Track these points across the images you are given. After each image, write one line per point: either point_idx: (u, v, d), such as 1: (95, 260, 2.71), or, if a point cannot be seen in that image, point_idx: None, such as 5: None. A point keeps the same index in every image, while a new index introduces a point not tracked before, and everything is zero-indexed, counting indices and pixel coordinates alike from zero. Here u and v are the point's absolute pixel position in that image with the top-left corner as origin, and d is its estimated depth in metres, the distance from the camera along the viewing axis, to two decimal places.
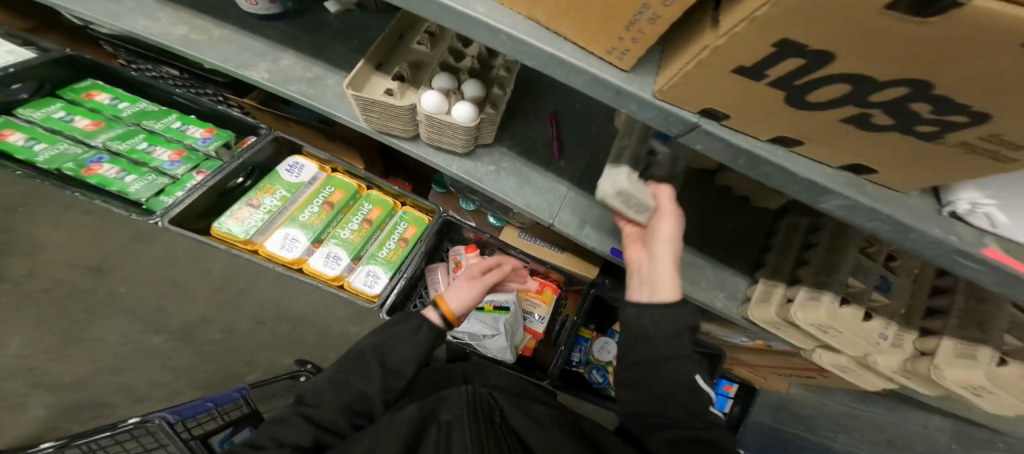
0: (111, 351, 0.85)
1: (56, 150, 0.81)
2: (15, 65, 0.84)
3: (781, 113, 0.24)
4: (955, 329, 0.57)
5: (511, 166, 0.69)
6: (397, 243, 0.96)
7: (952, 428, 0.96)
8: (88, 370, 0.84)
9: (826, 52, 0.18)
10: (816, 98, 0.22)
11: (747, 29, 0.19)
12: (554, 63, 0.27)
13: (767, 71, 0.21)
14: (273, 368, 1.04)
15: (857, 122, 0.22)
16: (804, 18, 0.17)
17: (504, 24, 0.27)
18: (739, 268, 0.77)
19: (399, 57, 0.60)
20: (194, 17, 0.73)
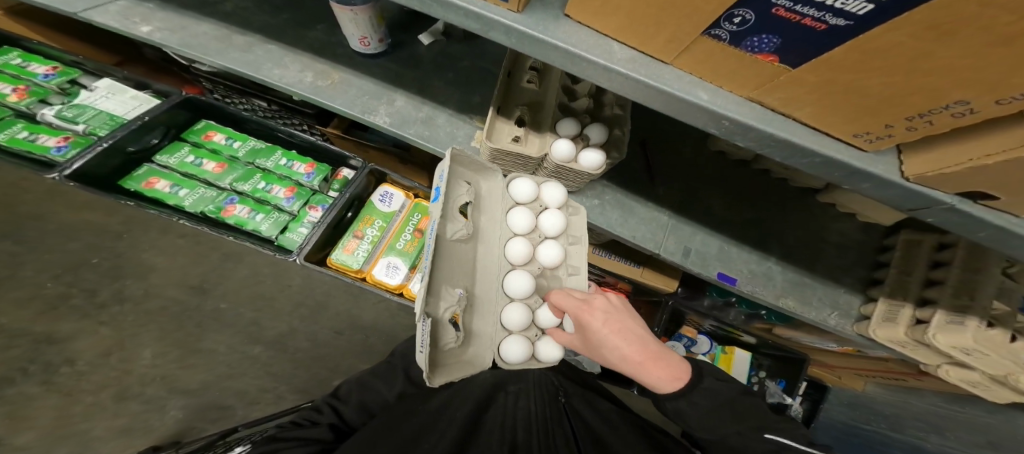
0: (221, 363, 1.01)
1: (197, 196, 0.85)
2: (147, 115, 0.84)
3: None
4: None
5: (614, 198, 0.70)
6: (413, 234, 0.95)
7: None
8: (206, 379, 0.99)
9: None
10: None
11: None
12: (778, 145, 0.29)
13: None
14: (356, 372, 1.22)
15: None
16: None
17: (729, 111, 0.29)
18: (850, 284, 0.69)
19: (516, 98, 0.63)
20: (315, 60, 0.71)
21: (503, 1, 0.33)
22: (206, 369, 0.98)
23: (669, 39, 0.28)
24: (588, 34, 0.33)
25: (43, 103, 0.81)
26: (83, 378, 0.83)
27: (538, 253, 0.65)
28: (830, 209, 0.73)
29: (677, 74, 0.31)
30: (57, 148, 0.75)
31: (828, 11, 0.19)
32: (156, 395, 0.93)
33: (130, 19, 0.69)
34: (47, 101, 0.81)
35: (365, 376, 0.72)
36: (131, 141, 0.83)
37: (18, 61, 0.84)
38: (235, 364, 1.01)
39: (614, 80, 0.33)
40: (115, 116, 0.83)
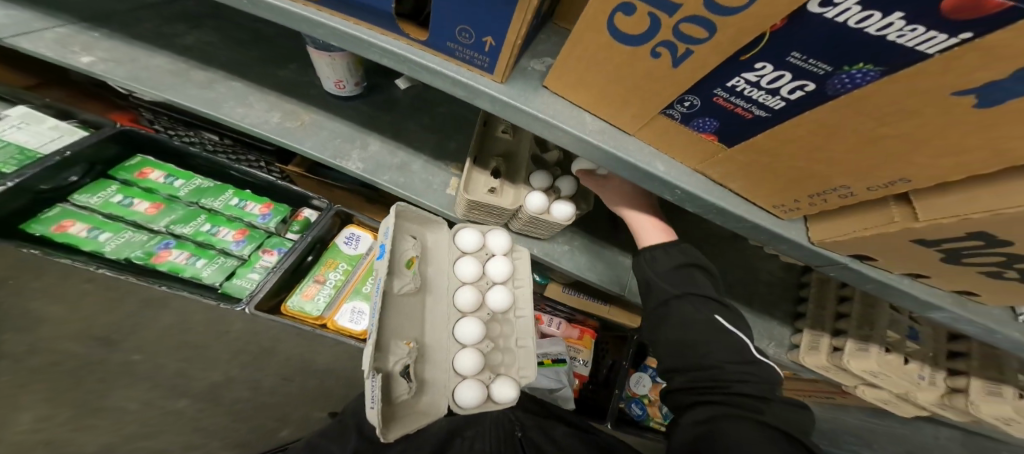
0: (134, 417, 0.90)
1: (122, 240, 0.75)
2: (70, 148, 0.75)
3: (935, 265, 0.28)
4: (979, 369, 0.64)
5: (582, 244, 0.75)
6: None
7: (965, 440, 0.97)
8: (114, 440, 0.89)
9: (1006, 240, 0.23)
10: (971, 261, 0.27)
11: (946, 222, 0.23)
12: (720, 212, 0.35)
13: (944, 245, 0.25)
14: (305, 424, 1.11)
15: (990, 273, 0.28)
16: (1012, 225, 0.21)
17: (681, 181, 0.35)
18: (782, 317, 0.79)
19: (491, 148, 0.67)
20: (282, 100, 0.70)
21: (489, 73, 0.38)
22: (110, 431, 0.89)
23: (633, 113, 0.34)
24: (563, 104, 0.38)
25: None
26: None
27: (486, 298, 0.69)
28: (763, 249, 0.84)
29: (639, 144, 0.36)
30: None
31: (756, 104, 0.25)
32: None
33: (66, 46, 0.65)
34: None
35: (319, 438, 0.68)
36: (47, 179, 0.72)
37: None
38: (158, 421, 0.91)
39: (583, 147, 0.37)
40: (27, 150, 0.73)
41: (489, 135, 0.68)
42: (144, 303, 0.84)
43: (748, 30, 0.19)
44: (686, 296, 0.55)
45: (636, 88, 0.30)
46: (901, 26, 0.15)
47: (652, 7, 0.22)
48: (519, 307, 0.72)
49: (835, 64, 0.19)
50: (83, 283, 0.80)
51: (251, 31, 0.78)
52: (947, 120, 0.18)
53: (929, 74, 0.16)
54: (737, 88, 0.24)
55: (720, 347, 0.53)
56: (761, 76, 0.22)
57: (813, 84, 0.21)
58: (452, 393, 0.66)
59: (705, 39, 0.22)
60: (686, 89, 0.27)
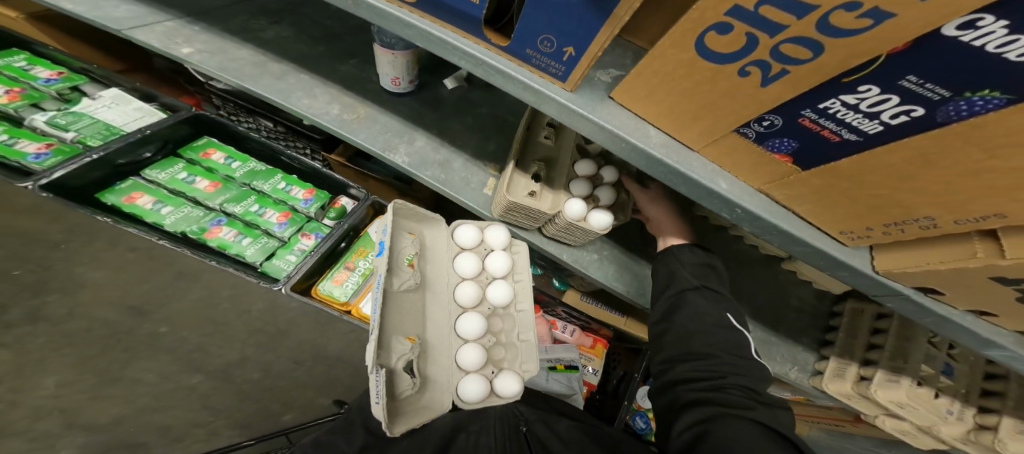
0: (149, 391, 0.89)
1: (181, 214, 0.80)
2: (150, 129, 0.81)
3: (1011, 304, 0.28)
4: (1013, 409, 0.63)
5: (611, 254, 0.76)
6: None
7: None
8: (124, 411, 0.88)
9: None
10: None
11: None
12: (782, 234, 0.36)
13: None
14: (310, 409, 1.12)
15: None
16: None
17: (744, 201, 0.35)
18: (807, 343, 0.77)
19: (532, 151, 0.68)
20: (342, 93, 0.74)
21: (561, 81, 0.40)
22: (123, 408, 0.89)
23: (703, 130, 0.35)
24: (630, 116, 0.40)
25: (35, 107, 0.76)
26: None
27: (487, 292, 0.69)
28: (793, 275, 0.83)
29: (703, 161, 0.37)
30: (37, 154, 0.68)
31: (846, 127, 0.26)
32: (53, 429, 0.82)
33: (172, 38, 0.70)
34: (40, 106, 0.77)
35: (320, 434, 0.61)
36: (123, 154, 0.77)
37: (22, 63, 0.80)
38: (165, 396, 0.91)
39: (646, 160, 0.38)
40: (113, 127, 0.79)
41: (531, 139, 0.70)
42: (179, 274, 0.77)
43: (860, 52, 0.20)
44: (702, 290, 0.59)
45: (712, 106, 0.31)
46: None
47: (752, 27, 0.23)
48: (519, 301, 0.72)
49: (956, 90, 0.18)
50: (128, 252, 0.70)
51: (322, 28, 0.82)
52: None
53: None
54: (830, 110, 0.25)
55: (724, 341, 0.56)
56: (861, 98, 0.23)
57: (922, 110, 0.21)
58: (457, 388, 0.65)
59: (807, 59, 0.23)
60: (772, 107, 0.27)
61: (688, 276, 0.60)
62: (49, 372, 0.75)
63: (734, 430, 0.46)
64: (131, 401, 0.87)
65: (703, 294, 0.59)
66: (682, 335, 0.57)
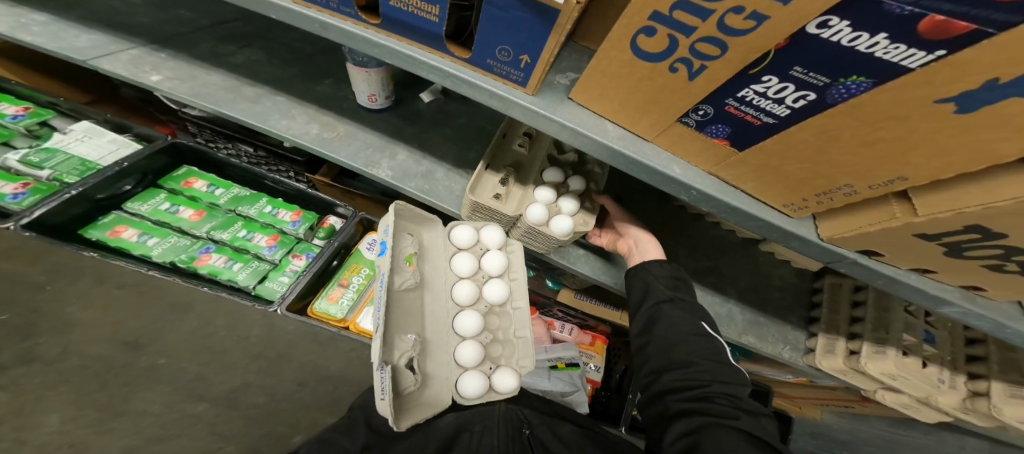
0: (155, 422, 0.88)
1: (169, 244, 0.82)
2: (127, 161, 0.82)
3: (942, 259, 0.30)
4: (1000, 373, 0.64)
5: (595, 250, 0.78)
6: None
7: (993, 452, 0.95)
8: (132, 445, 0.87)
9: (1003, 234, 0.25)
10: (974, 254, 0.29)
11: (942, 216, 0.25)
12: (735, 212, 0.38)
13: (945, 237, 0.27)
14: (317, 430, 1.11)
15: (992, 267, 0.30)
16: (998, 218, 0.23)
17: (696, 184, 0.38)
18: (796, 322, 0.78)
19: (505, 158, 0.71)
20: (320, 113, 0.77)
21: (522, 86, 0.42)
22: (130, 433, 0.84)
23: (652, 121, 0.37)
24: (587, 113, 0.42)
25: (6, 147, 0.79)
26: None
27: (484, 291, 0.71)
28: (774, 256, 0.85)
29: (656, 150, 0.40)
30: (13, 194, 0.70)
31: (763, 111, 0.28)
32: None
33: (137, 66, 0.73)
34: (10, 144, 0.80)
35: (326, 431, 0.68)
36: (102, 189, 0.79)
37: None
38: (170, 424, 0.90)
39: (606, 152, 0.41)
40: (88, 161, 0.81)
41: (505, 147, 0.72)
42: (173, 306, 0.76)
43: (758, 47, 0.23)
44: (676, 302, 0.60)
45: (655, 100, 0.34)
46: (887, 45, 0.18)
47: (671, 30, 0.26)
48: (516, 299, 0.73)
49: (834, 76, 0.22)
50: (113, 288, 0.70)
51: (292, 49, 0.86)
52: (925, 126, 0.21)
53: (918, 83, 0.19)
54: (747, 98, 0.28)
55: (701, 345, 0.57)
56: (767, 87, 0.26)
57: (814, 94, 0.24)
58: (456, 383, 0.68)
59: (717, 56, 0.26)
60: (701, 98, 0.30)
61: (658, 289, 0.61)
62: (50, 411, 0.70)
63: (723, 442, 0.47)
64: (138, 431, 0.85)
65: (677, 309, 0.59)
66: (663, 345, 0.58)
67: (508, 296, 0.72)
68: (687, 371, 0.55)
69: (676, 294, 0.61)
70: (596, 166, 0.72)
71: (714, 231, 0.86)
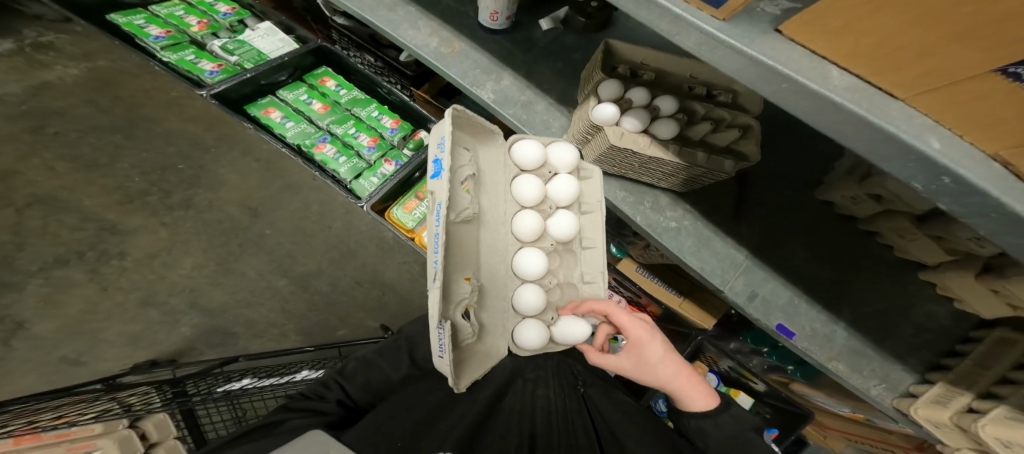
0: (248, 287, 1.00)
1: (298, 128, 0.92)
2: (287, 55, 0.96)
3: None
4: None
5: (693, 226, 0.69)
6: None
7: None
8: (228, 300, 0.98)
9: None
10: None
11: None
12: (1001, 219, 0.26)
13: None
14: None
15: None
16: None
17: (960, 167, 0.25)
18: (912, 365, 0.65)
19: (658, 81, 0.64)
20: (442, 27, 0.70)
21: (713, 8, 0.33)
22: (230, 290, 0.98)
23: (926, 68, 0.23)
24: (802, 53, 0.30)
25: (214, 36, 1.01)
26: (124, 273, 0.94)
27: (548, 225, 0.66)
28: (928, 289, 0.68)
29: (906, 111, 0.27)
30: (210, 72, 0.92)
31: None
32: (177, 307, 0.95)
33: None
34: (218, 35, 1.02)
35: (369, 353, 0.67)
36: (265, 76, 0.95)
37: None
38: (258, 292, 1.00)
39: (815, 107, 0.30)
40: (263, 54, 0.99)
41: (672, 78, 0.64)
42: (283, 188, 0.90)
43: None
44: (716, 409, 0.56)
45: (948, 41, 0.20)
46: None
47: None
48: (586, 237, 0.68)
49: None
50: (253, 161, 1.06)
51: None
52: None
53: None
54: None
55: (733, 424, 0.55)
56: None
57: None
58: (514, 334, 0.65)
59: None
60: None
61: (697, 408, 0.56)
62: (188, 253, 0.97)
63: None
64: (234, 291, 0.99)
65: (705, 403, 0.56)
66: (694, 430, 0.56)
67: (576, 233, 0.67)
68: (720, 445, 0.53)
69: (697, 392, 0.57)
70: (708, 124, 0.58)
71: (845, 242, 0.71)
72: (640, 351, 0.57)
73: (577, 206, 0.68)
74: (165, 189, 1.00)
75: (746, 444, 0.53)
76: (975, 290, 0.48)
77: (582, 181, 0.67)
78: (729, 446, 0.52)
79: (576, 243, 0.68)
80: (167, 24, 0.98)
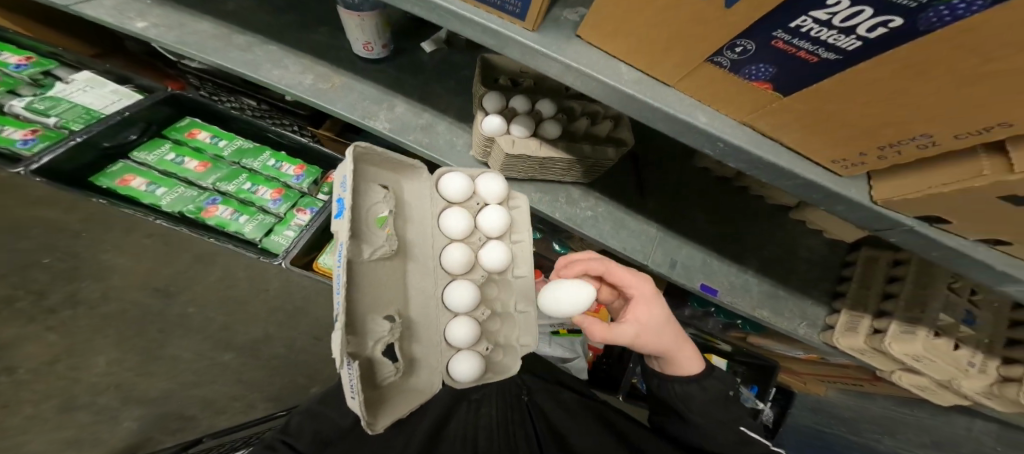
0: None
1: (176, 194, 0.88)
2: (127, 110, 0.87)
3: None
4: None
5: (607, 211, 0.73)
6: None
7: (1000, 433, 0.84)
8: (173, 386, 0.84)
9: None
10: None
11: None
12: (766, 168, 0.32)
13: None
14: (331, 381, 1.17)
15: None
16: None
17: (726, 134, 0.32)
18: (817, 297, 0.71)
19: (537, 88, 0.68)
20: (315, 63, 0.72)
21: (521, 20, 0.36)
22: (168, 375, 0.81)
23: (677, 61, 0.30)
24: (600, 54, 0.36)
25: (12, 94, 0.82)
26: (21, 387, 0.58)
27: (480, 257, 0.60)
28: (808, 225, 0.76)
29: (679, 96, 0.34)
30: (23, 140, 0.75)
31: (822, 45, 0.21)
32: (110, 404, 0.72)
33: (123, 12, 0.68)
34: (16, 92, 0.83)
35: (313, 404, 0.64)
36: (107, 136, 0.84)
37: None
38: (202, 371, 0.87)
39: (618, 98, 0.35)
40: (92, 110, 0.85)
41: (548, 83, 0.69)
42: (197, 258, 0.83)
43: None
44: (714, 373, 0.56)
45: (681, 32, 0.27)
46: None
47: None
48: (517, 267, 0.64)
49: None
50: (143, 237, 0.75)
51: None
52: None
53: None
54: (802, 29, 0.21)
55: (719, 384, 0.55)
56: (833, 13, 0.18)
57: (902, 16, 0.17)
58: (448, 366, 0.59)
59: None
60: (741, 31, 0.23)
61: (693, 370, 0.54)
62: None
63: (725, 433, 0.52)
64: (176, 375, 0.82)
65: (696, 365, 0.55)
66: (684, 397, 0.54)
67: (509, 262, 0.62)
68: (707, 403, 0.53)
69: (688, 355, 0.54)
70: (586, 119, 0.64)
71: (739, 201, 0.78)
72: (647, 307, 0.52)
73: (507, 236, 0.63)
74: None
75: (728, 402, 0.54)
76: (830, 217, 0.58)
77: (512, 211, 0.63)
78: (715, 404, 0.53)
79: (510, 271, 0.64)
80: None
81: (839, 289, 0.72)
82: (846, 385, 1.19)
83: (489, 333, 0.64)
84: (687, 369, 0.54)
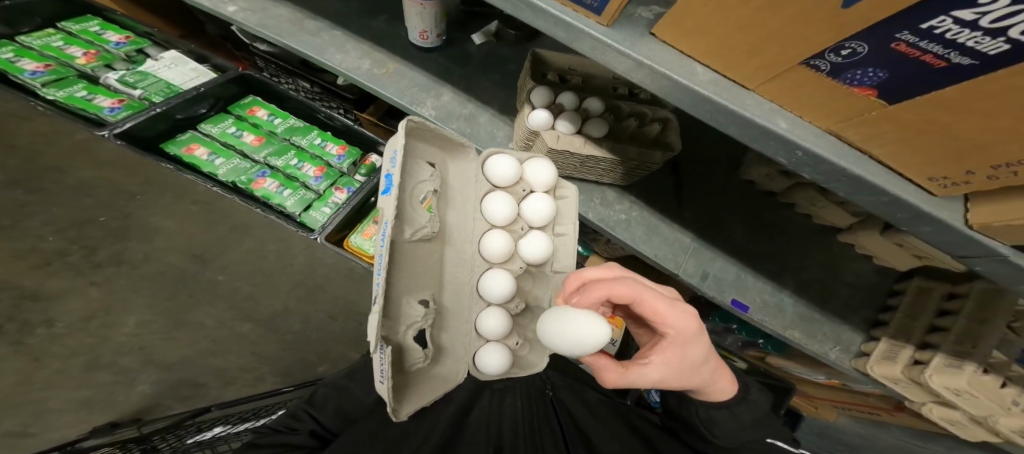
0: None
1: (231, 165, 0.91)
2: (205, 86, 0.93)
3: None
4: None
5: (640, 216, 0.72)
6: None
7: None
8: (191, 353, 0.85)
9: None
10: None
11: None
12: (847, 182, 0.32)
13: None
14: (341, 363, 1.18)
15: None
16: None
17: (806, 143, 0.31)
18: (855, 323, 0.69)
19: (586, 87, 0.68)
20: (375, 49, 0.72)
21: (596, 14, 0.35)
22: (190, 342, 0.84)
23: (762, 62, 0.29)
24: (674, 53, 0.35)
25: (108, 68, 0.90)
26: (56, 340, 0.64)
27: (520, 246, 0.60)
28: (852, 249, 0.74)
29: (757, 100, 0.33)
30: (111, 108, 0.81)
31: (954, 49, 0.19)
32: (130, 367, 0.77)
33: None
34: (112, 66, 0.91)
35: (337, 378, 0.64)
36: (181, 109, 0.90)
37: (97, 28, 0.94)
38: (220, 341, 0.89)
39: (689, 99, 0.34)
40: (173, 85, 0.92)
41: (599, 81, 0.68)
42: (234, 227, 0.82)
43: None
44: (744, 397, 0.51)
45: (770, 31, 0.25)
46: None
47: None
48: (559, 260, 0.63)
49: None
50: (191, 204, 0.78)
51: None
52: None
53: None
54: (935, 31, 0.19)
55: (749, 411, 0.50)
56: (981, 14, 0.16)
57: None
58: (474, 357, 0.59)
59: None
60: (854, 32, 0.22)
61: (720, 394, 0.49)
62: (129, 312, 0.72)
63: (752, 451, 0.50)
64: (195, 342, 0.85)
65: (726, 388, 0.49)
66: (707, 420, 0.50)
67: (549, 255, 0.61)
68: (734, 426, 0.49)
69: (716, 380, 0.48)
70: (634, 120, 0.63)
71: (782, 218, 0.76)
72: (682, 349, 0.42)
73: (551, 228, 0.63)
74: (90, 245, 0.64)
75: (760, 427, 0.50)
76: (885, 242, 0.56)
77: (558, 201, 0.63)
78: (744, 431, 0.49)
79: (548, 265, 0.63)
80: (44, 57, 0.83)
81: (879, 317, 0.69)
82: (863, 415, 1.15)
83: (518, 327, 0.64)
84: (718, 395, 0.49)
